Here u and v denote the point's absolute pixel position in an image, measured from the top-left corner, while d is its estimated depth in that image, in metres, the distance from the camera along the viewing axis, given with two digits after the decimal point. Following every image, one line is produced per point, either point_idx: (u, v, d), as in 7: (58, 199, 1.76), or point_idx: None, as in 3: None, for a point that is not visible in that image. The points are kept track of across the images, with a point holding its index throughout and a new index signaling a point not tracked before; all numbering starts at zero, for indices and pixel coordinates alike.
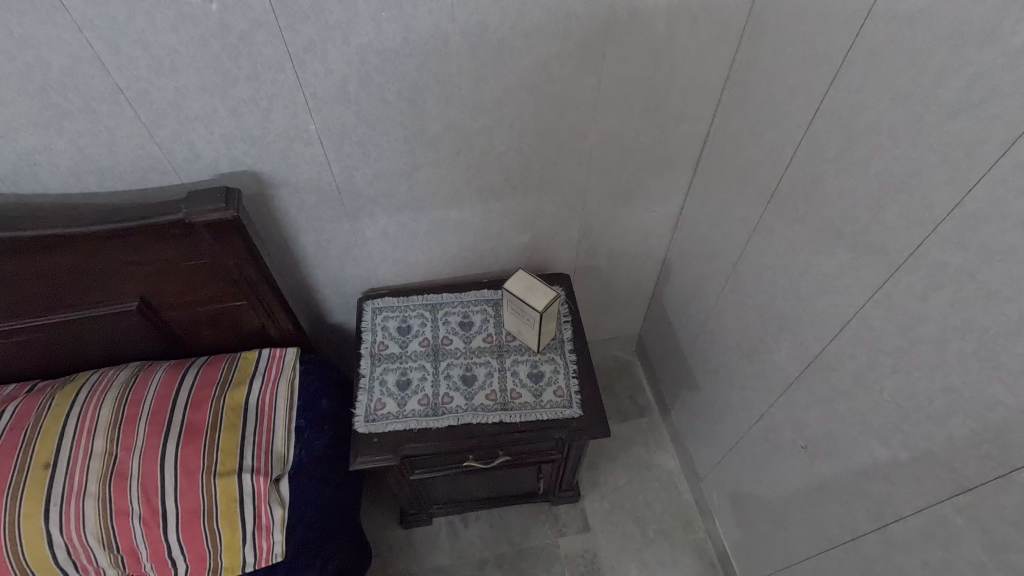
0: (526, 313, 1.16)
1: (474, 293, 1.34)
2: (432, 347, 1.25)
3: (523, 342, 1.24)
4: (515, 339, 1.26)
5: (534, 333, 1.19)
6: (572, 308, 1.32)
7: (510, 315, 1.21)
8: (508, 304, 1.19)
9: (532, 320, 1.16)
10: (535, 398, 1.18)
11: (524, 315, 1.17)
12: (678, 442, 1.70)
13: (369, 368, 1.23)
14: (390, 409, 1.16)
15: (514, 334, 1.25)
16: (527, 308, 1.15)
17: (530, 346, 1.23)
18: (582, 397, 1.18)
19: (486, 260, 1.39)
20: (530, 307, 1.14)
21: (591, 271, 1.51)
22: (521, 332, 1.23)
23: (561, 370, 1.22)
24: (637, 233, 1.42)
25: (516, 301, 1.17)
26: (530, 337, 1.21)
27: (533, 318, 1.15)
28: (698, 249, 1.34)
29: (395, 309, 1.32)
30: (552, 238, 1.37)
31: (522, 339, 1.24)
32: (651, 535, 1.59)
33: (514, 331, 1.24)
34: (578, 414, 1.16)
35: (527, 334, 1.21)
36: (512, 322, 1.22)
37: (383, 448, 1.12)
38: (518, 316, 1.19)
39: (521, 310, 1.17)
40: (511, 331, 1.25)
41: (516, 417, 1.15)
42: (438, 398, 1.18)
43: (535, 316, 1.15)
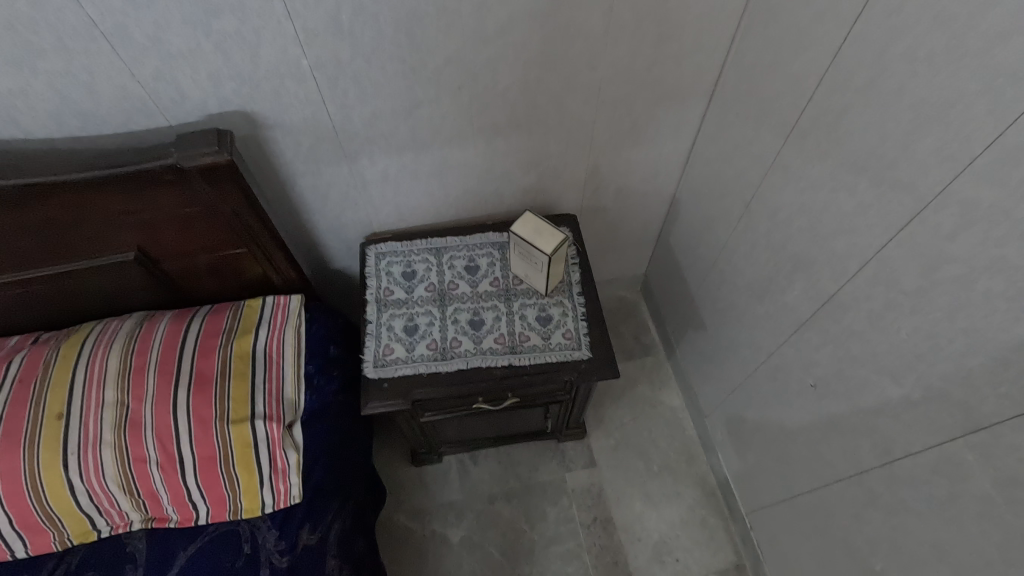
0: (534, 257, 1.14)
1: (479, 236, 1.31)
2: (438, 292, 1.24)
3: (531, 285, 1.23)
4: (523, 282, 1.24)
5: (541, 277, 1.17)
6: (579, 250, 1.30)
7: (517, 258, 1.19)
8: (515, 247, 1.17)
9: (539, 264, 1.14)
10: (544, 341, 1.17)
11: (531, 259, 1.15)
12: (683, 380, 1.72)
13: (375, 314, 1.21)
14: (399, 354, 1.16)
15: (521, 277, 1.23)
16: (534, 252, 1.12)
17: (538, 289, 1.22)
18: (590, 339, 1.18)
19: (490, 202, 1.35)
20: (538, 251, 1.11)
21: (597, 212, 1.47)
22: (528, 276, 1.21)
23: (570, 312, 1.20)
24: (646, 171, 1.37)
25: (522, 245, 1.14)
26: (538, 281, 1.20)
27: (540, 261, 1.13)
28: (709, 187, 1.30)
29: (399, 254, 1.29)
30: (558, 178, 1.33)
31: (530, 283, 1.23)
32: (655, 469, 1.63)
33: (522, 275, 1.22)
34: (587, 356, 1.16)
35: (535, 278, 1.19)
36: (519, 266, 1.20)
37: (393, 393, 1.12)
38: (526, 260, 1.17)
39: (528, 254, 1.14)
40: (519, 274, 1.23)
41: (525, 359, 1.15)
42: (446, 342, 1.17)
43: (543, 259, 1.12)
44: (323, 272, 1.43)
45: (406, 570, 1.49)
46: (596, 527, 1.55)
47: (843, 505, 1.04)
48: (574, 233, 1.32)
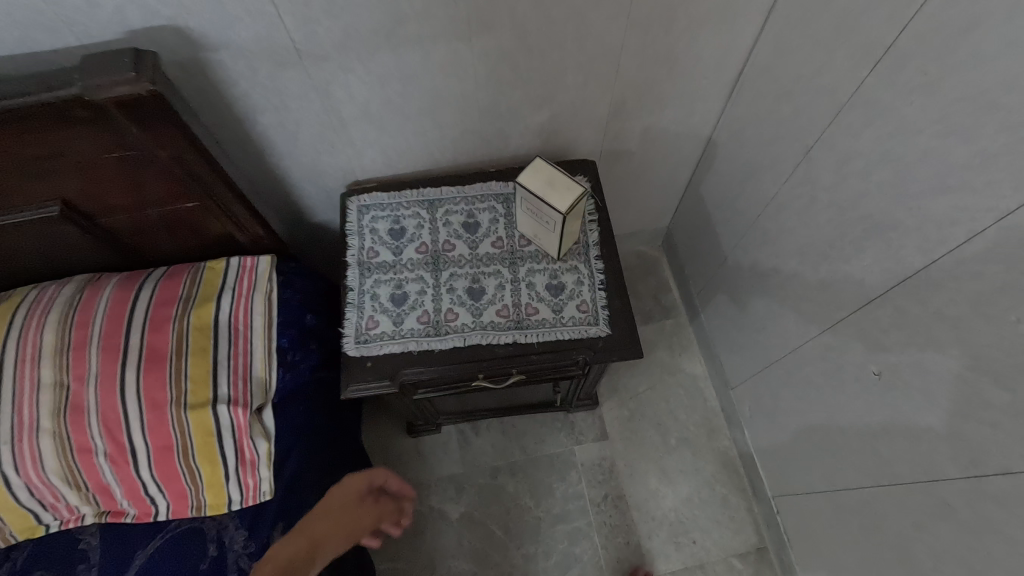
0: (545, 214, 0.94)
1: (480, 186, 1.11)
2: (431, 254, 1.05)
3: (540, 246, 1.04)
4: (531, 242, 1.05)
5: (554, 237, 0.98)
6: (598, 205, 1.10)
7: (524, 214, 1.00)
8: (523, 202, 0.97)
9: (552, 222, 0.94)
10: (555, 314, 1.00)
11: (542, 215, 0.95)
12: (707, 346, 1.55)
13: (356, 280, 1.03)
14: (384, 329, 0.99)
15: (529, 236, 1.04)
16: (545, 209, 0.93)
17: (549, 251, 1.03)
18: (610, 313, 1.00)
19: (492, 144, 1.13)
20: (550, 209, 0.92)
21: (618, 156, 1.26)
22: (538, 235, 1.02)
23: (585, 280, 1.02)
24: (680, 107, 1.14)
25: (531, 199, 0.94)
26: (549, 242, 1.00)
27: (553, 219, 0.94)
28: (756, 128, 1.07)
29: (385, 207, 1.10)
30: (574, 115, 1.10)
31: (540, 243, 1.04)
32: (672, 443, 1.50)
33: (530, 233, 1.03)
34: (606, 333, 0.98)
35: (546, 238, 1.00)
36: (527, 222, 1.01)
37: (378, 374, 0.96)
38: (536, 216, 0.97)
39: (538, 211, 0.95)
40: (526, 233, 1.04)
41: (533, 337, 0.98)
42: (440, 315, 1.00)
43: (556, 218, 0.93)
44: (303, 225, 1.24)
45: (402, 548, 1.39)
46: (607, 505, 1.43)
47: (901, 511, 0.89)
48: (593, 184, 1.12)
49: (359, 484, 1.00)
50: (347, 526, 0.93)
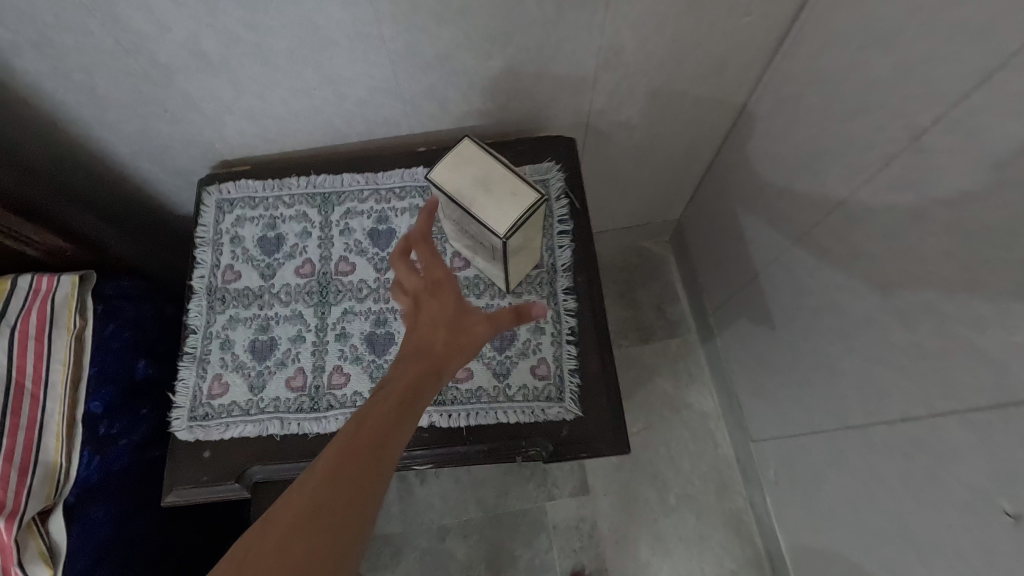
0: (478, 233, 0.58)
1: (398, 174, 0.74)
2: (318, 280, 0.70)
3: (481, 270, 0.69)
4: (468, 263, 0.70)
5: (496, 266, 0.62)
6: (575, 209, 0.74)
7: (451, 226, 0.64)
8: (444, 210, 0.61)
9: (489, 245, 0.59)
10: (497, 382, 0.65)
11: (474, 233, 0.59)
12: (721, 379, 1.17)
13: (202, 317, 0.69)
14: (235, 399, 0.65)
15: (464, 254, 0.69)
16: (478, 226, 0.57)
17: (493, 279, 0.68)
18: (581, 382, 0.65)
19: (415, 109, 0.73)
20: (485, 228, 0.56)
21: (610, 127, 0.86)
22: (474, 257, 0.66)
23: (546, 329, 0.67)
24: (707, 57, 0.74)
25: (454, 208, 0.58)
26: (491, 269, 0.65)
27: (491, 242, 0.58)
28: (827, 91, 0.67)
29: (257, 203, 0.74)
30: (541, 67, 0.70)
31: (479, 266, 0.68)
32: (672, 502, 1.15)
33: (464, 251, 0.67)
34: (573, 415, 0.64)
35: (485, 263, 0.65)
36: (456, 236, 0.65)
37: (221, 472, 0.63)
38: (467, 232, 0.61)
39: (469, 226, 0.59)
40: (458, 250, 0.68)
41: (459, 418, 0.63)
42: (321, 379, 0.66)
43: (494, 241, 0.57)
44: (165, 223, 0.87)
45: None
46: None
47: None
48: (569, 174, 0.75)
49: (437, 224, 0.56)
50: (454, 315, 0.52)
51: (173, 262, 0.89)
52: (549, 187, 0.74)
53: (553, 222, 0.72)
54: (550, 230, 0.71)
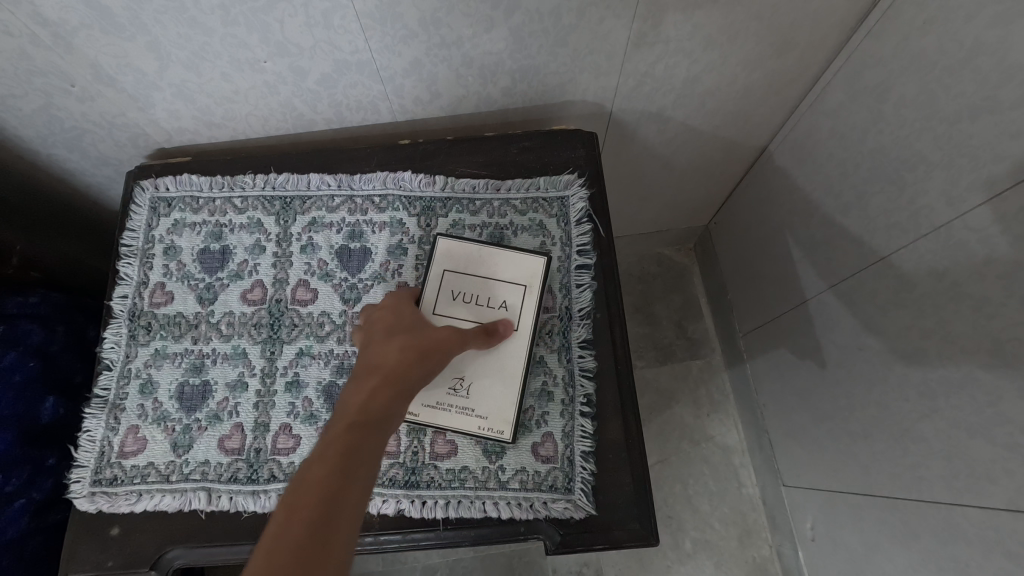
0: (507, 276, 0.53)
1: (379, 179, 0.59)
2: (268, 310, 0.55)
3: (480, 407, 0.50)
4: (459, 410, 0.50)
5: (520, 333, 0.51)
6: (600, 239, 0.59)
7: (454, 306, 0.52)
8: (456, 276, 0.53)
9: (519, 288, 0.52)
10: (488, 462, 0.51)
11: (494, 287, 0.52)
12: (748, 410, 1.01)
13: (120, 349, 0.54)
14: (152, 460, 0.51)
15: (450, 397, 0.50)
16: (510, 259, 0.53)
17: (508, 405, 0.50)
18: (594, 468, 0.51)
19: (397, 91, 0.58)
20: (522, 254, 0.53)
21: (639, 117, 0.70)
22: (477, 377, 0.51)
23: (555, 396, 0.52)
24: (772, 33, 0.58)
25: (480, 250, 0.53)
26: (509, 380, 0.51)
27: (524, 279, 0.53)
28: (931, 84, 0.52)
29: (201, 204, 0.59)
30: (559, 42, 0.54)
31: (480, 399, 0.50)
32: (688, 548, 0.97)
33: (457, 380, 0.51)
34: (582, 512, 0.50)
35: (501, 360, 0.51)
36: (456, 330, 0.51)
37: (133, 556, 0.49)
38: (480, 296, 0.52)
39: (492, 274, 0.53)
40: (453, 378, 0.51)
41: (434, 508, 0.50)
42: (263, 441, 0.51)
43: (528, 273, 0.53)
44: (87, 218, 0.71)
45: None
46: None
47: None
48: (595, 192, 0.59)
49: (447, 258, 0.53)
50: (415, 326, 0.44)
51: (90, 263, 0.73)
52: (567, 209, 0.58)
53: (569, 252, 0.57)
54: (565, 264, 0.57)
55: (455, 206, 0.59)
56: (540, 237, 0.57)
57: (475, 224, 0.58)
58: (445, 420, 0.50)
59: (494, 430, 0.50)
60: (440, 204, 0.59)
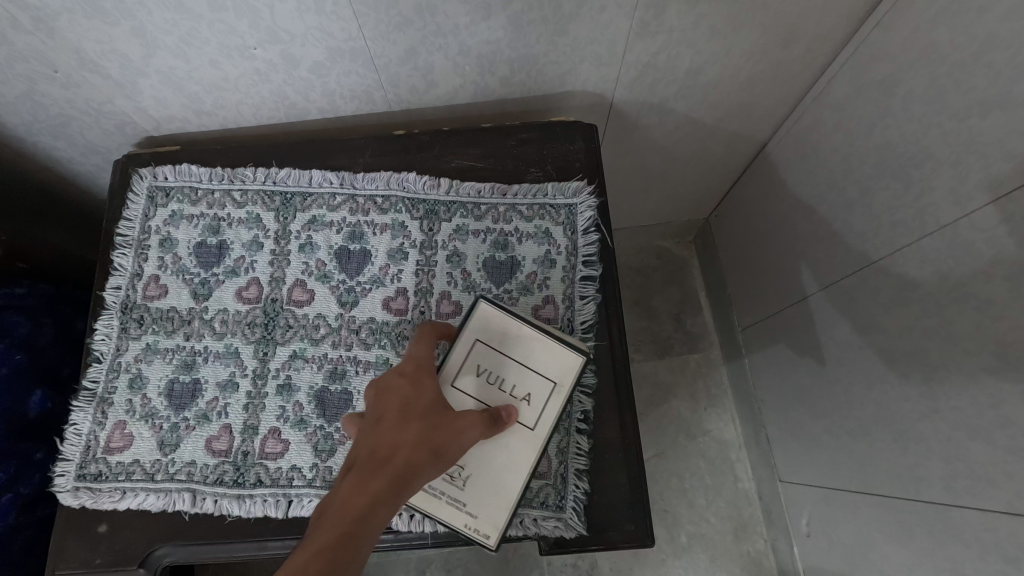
0: (537, 366, 0.47)
1: (383, 179, 0.57)
2: (263, 309, 0.54)
3: (472, 504, 0.46)
4: (450, 500, 0.45)
5: (535, 433, 0.46)
6: (606, 249, 0.57)
7: (478, 383, 0.47)
8: (486, 350, 0.47)
9: (549, 384, 0.47)
10: None
11: (522, 373, 0.47)
12: (746, 405, 1.01)
13: (111, 341, 0.53)
14: (138, 458, 0.50)
15: (443, 485, 0.45)
16: (549, 351, 0.47)
17: (499, 506, 0.46)
18: (589, 475, 0.50)
19: (392, 79, 0.56)
20: (564, 348, 0.47)
21: (641, 109, 0.69)
22: (479, 470, 0.46)
23: None
24: (778, 22, 0.57)
25: (516, 330, 0.48)
26: (510, 477, 0.46)
27: (555, 375, 0.47)
28: (941, 78, 0.51)
29: (199, 195, 0.57)
30: (559, 31, 0.53)
31: (474, 494, 0.46)
32: (682, 541, 0.97)
33: (457, 469, 0.46)
34: (575, 522, 0.49)
35: (506, 452, 0.46)
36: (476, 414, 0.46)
37: (118, 555, 0.48)
38: (506, 380, 0.47)
39: (524, 359, 0.47)
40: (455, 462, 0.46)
41: (421, 522, 0.49)
42: (250, 444, 0.50)
43: (563, 371, 0.47)
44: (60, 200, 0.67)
45: None
46: None
47: None
48: (604, 202, 0.58)
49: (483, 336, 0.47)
50: (438, 406, 0.40)
51: (64, 246, 0.69)
52: (575, 217, 0.57)
53: (575, 263, 0.56)
54: (570, 274, 0.56)
55: (459, 210, 0.57)
56: (545, 245, 0.56)
57: (479, 230, 0.57)
58: (429, 506, 0.46)
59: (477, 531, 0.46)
60: (444, 208, 0.57)
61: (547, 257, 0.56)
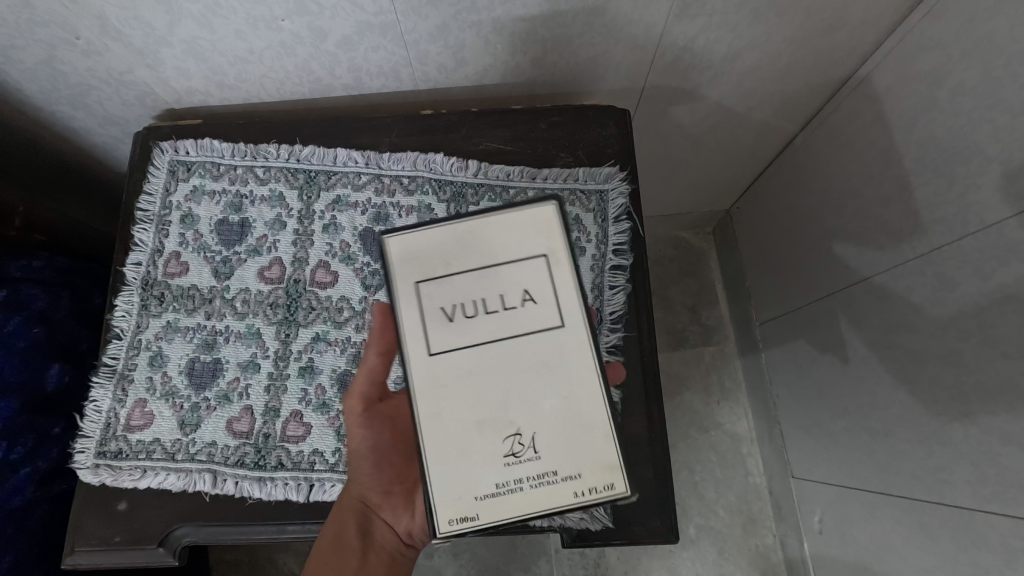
0: (512, 256, 0.36)
1: (409, 159, 0.56)
2: (286, 290, 0.53)
3: (564, 465, 0.34)
4: (536, 483, 0.34)
5: (569, 326, 0.36)
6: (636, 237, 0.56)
7: (454, 335, 0.36)
8: (438, 286, 0.36)
9: (540, 260, 0.36)
10: None
11: (503, 275, 0.36)
12: (760, 399, 1.00)
13: (131, 318, 0.52)
14: (158, 437, 0.49)
15: (518, 470, 0.34)
16: (508, 230, 0.36)
17: (598, 443, 0.35)
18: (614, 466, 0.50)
19: (421, 56, 0.54)
20: (515, 214, 0.37)
21: (673, 94, 0.67)
22: (542, 420, 0.35)
23: None
24: (824, 8, 0.54)
25: (459, 236, 0.36)
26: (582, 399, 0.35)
27: (540, 247, 0.36)
28: (996, 72, 0.49)
29: (221, 171, 0.56)
30: (597, 11, 0.51)
31: (557, 453, 0.35)
32: (691, 532, 0.97)
33: (515, 441, 0.35)
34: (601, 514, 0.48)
35: (560, 382, 0.35)
36: (476, 367, 0.35)
37: (137, 534, 0.48)
38: (486, 299, 0.36)
39: (489, 261, 0.36)
40: (508, 436, 0.35)
41: None
42: (272, 426, 0.50)
43: (543, 234, 0.36)
44: (59, 162, 0.64)
45: None
46: None
47: None
48: (636, 189, 0.56)
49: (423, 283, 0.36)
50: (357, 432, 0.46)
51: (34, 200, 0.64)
52: (606, 204, 0.56)
53: (605, 251, 0.55)
54: (600, 263, 0.55)
55: (487, 193, 0.56)
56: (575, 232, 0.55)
57: None
58: (523, 506, 0.34)
59: (602, 492, 0.34)
60: (472, 190, 0.56)
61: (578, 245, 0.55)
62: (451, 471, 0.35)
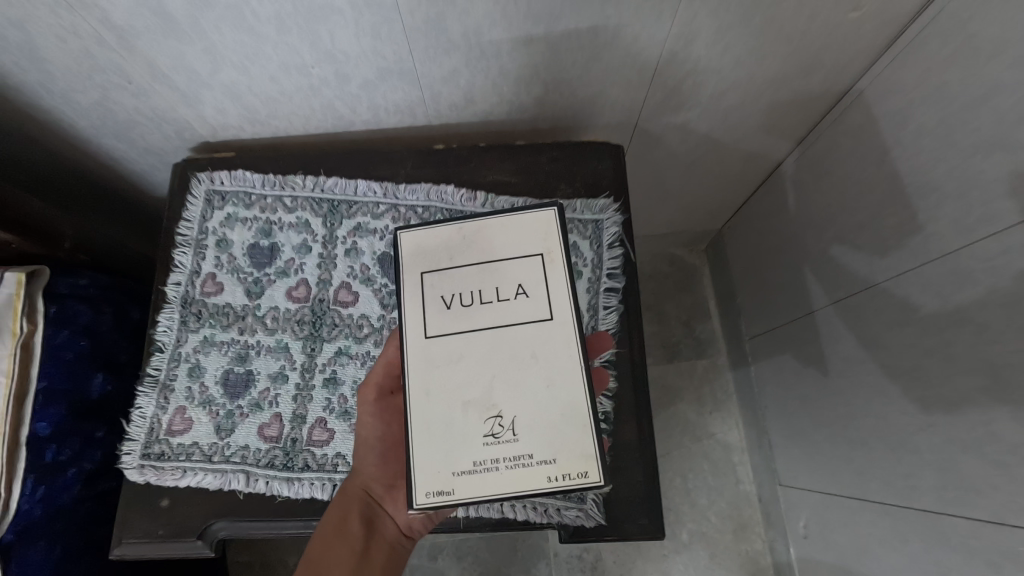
0: (511, 254, 0.43)
1: (424, 190, 0.62)
2: (311, 308, 0.58)
3: (541, 450, 0.39)
4: (513, 464, 0.39)
5: (557, 321, 0.41)
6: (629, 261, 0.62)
7: (451, 320, 0.42)
8: (442, 278, 0.43)
9: (534, 259, 0.43)
10: None
11: (500, 271, 0.42)
12: (749, 410, 1.05)
13: (172, 333, 0.58)
14: (197, 440, 0.55)
15: (501, 453, 0.39)
16: (507, 234, 0.43)
17: (575, 432, 0.40)
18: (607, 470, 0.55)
19: (435, 96, 0.60)
20: (515, 220, 0.44)
21: (664, 127, 0.72)
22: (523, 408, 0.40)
23: None
24: (799, 54, 0.60)
25: (463, 236, 0.44)
26: (562, 390, 0.40)
27: (536, 249, 0.43)
28: (950, 117, 0.55)
29: (253, 200, 0.61)
30: (593, 58, 0.56)
31: (535, 440, 0.39)
32: (684, 537, 1.02)
33: (495, 423, 0.40)
34: (594, 512, 0.54)
35: (544, 370, 0.40)
36: (466, 352, 0.41)
37: (177, 528, 0.53)
38: (482, 291, 0.42)
39: (487, 258, 0.43)
40: (489, 419, 0.40)
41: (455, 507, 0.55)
42: (299, 431, 0.55)
43: (540, 238, 0.43)
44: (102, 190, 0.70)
45: None
46: None
47: None
48: (629, 218, 0.62)
49: (428, 272, 0.43)
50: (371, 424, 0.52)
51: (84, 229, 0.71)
52: (601, 232, 0.61)
53: (600, 274, 0.60)
54: (595, 285, 0.60)
55: None
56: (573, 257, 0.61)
57: None
58: (500, 484, 0.39)
59: (576, 477, 0.39)
60: None
61: (575, 269, 0.60)
62: (436, 447, 0.40)
